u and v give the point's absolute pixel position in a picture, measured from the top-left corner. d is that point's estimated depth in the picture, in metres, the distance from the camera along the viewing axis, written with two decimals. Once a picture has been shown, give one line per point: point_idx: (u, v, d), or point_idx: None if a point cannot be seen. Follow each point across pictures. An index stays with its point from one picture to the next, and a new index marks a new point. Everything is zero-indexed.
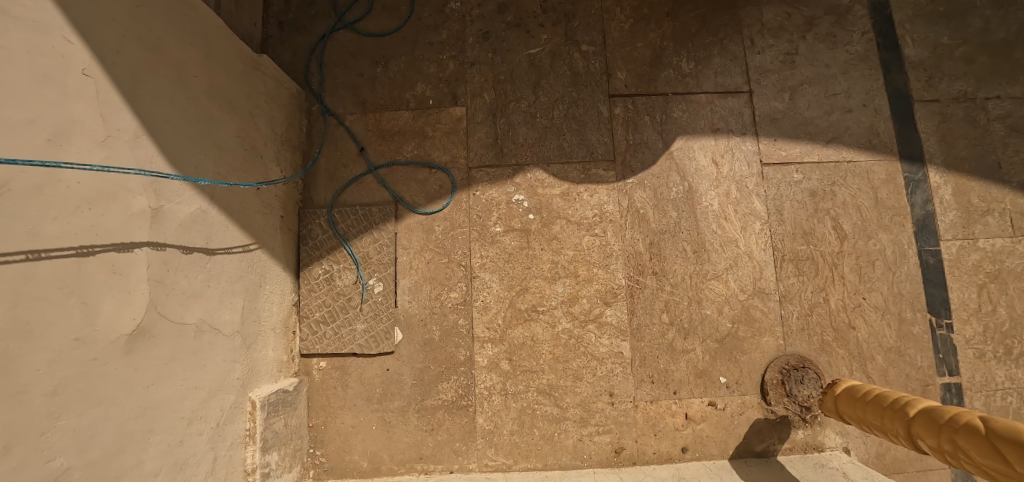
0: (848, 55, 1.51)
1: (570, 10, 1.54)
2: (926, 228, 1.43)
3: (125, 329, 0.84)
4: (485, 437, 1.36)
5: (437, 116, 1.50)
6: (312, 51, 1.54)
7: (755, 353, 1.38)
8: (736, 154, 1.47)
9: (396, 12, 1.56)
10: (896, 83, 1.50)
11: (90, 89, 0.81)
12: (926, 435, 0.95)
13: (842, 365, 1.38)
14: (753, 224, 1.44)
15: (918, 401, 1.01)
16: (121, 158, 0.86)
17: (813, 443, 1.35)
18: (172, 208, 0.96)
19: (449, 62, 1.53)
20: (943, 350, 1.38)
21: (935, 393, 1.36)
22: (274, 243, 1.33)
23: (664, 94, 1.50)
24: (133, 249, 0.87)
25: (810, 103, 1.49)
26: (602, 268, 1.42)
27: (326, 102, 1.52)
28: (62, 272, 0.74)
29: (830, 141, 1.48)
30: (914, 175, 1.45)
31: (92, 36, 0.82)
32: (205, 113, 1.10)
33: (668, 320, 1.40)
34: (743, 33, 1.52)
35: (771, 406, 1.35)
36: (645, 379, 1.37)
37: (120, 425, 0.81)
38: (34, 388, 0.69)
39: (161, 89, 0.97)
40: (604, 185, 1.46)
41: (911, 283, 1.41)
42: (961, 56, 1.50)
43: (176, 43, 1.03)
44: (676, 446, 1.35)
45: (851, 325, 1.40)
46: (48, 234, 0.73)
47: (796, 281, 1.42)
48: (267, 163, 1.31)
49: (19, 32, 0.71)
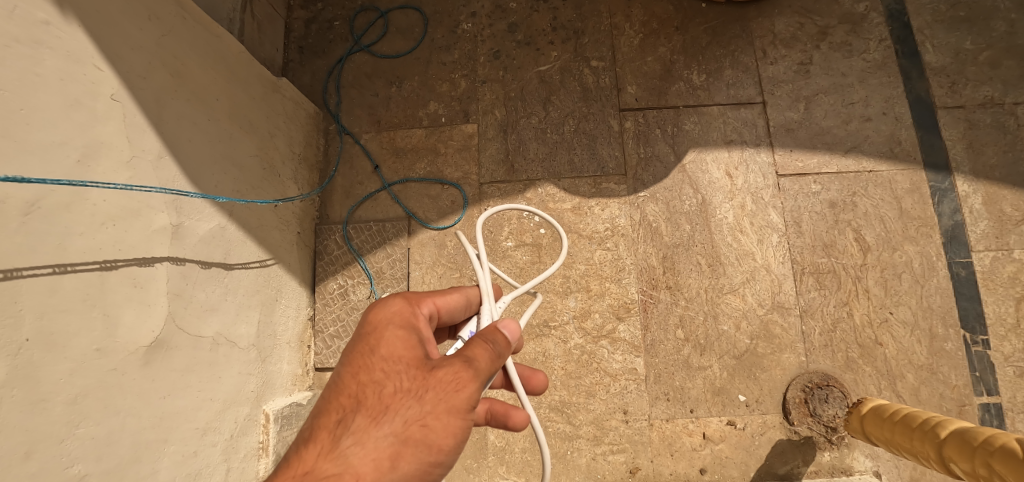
0: (865, 63, 1.48)
1: (578, 27, 1.56)
2: (955, 239, 1.37)
3: (144, 340, 0.87)
4: (497, 455, 1.33)
5: (449, 133, 1.53)
6: (330, 73, 1.60)
7: (775, 370, 1.33)
8: (750, 166, 1.45)
9: (410, 34, 1.61)
10: (917, 90, 1.46)
11: (117, 113, 0.86)
12: (960, 458, 0.89)
13: (869, 383, 1.31)
14: (770, 236, 1.41)
15: (949, 422, 0.95)
16: (144, 177, 0.90)
17: (841, 466, 1.27)
18: (192, 224, 1.01)
19: (461, 81, 1.56)
20: (979, 368, 1.30)
21: (973, 414, 1.28)
22: (290, 258, 1.37)
23: (675, 107, 1.49)
24: (154, 263, 0.91)
25: (826, 113, 1.47)
26: (615, 282, 1.40)
27: (342, 122, 1.57)
28: (86, 285, 0.78)
29: (849, 151, 1.44)
30: (941, 184, 1.40)
31: (119, 63, 0.88)
32: (226, 134, 1.15)
33: (683, 336, 1.36)
34: (754, 45, 1.51)
35: (794, 426, 1.29)
36: (661, 397, 1.33)
37: (136, 434, 0.84)
38: (56, 396, 0.71)
39: (185, 113, 1.02)
40: (616, 199, 1.45)
41: (942, 297, 1.34)
42: (986, 61, 1.45)
43: (200, 68, 1.08)
44: (693, 467, 1.30)
45: (878, 341, 1.33)
46: (74, 249, 0.76)
47: (817, 295, 1.37)
48: (284, 181, 1.36)
49: (53, 61, 0.76)
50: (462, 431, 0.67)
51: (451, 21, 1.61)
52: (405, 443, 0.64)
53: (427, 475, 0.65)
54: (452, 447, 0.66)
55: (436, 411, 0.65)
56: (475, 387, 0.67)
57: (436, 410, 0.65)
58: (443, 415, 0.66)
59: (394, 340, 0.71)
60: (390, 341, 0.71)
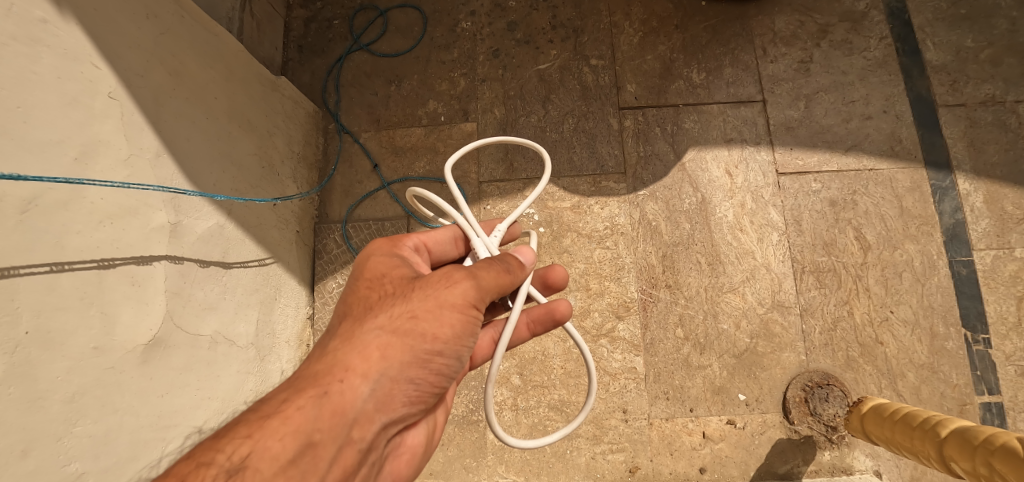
0: (865, 61, 1.48)
1: (578, 26, 1.56)
2: (956, 237, 1.36)
3: (142, 338, 0.87)
4: (496, 453, 1.32)
5: (448, 131, 1.53)
6: (329, 72, 1.60)
7: (775, 369, 1.33)
8: (750, 165, 1.44)
9: (409, 32, 1.61)
10: (917, 88, 1.45)
11: (115, 111, 0.86)
12: (960, 457, 0.88)
13: (870, 382, 1.31)
14: (770, 235, 1.40)
15: (950, 420, 0.95)
16: (142, 175, 0.90)
17: (841, 465, 1.27)
18: (190, 223, 1.01)
19: (460, 80, 1.56)
20: (980, 367, 1.29)
21: (974, 413, 1.27)
22: (289, 257, 1.36)
23: (675, 105, 1.49)
24: (152, 262, 0.91)
25: (827, 111, 1.46)
26: (614, 281, 1.40)
27: (342, 120, 1.56)
28: (83, 284, 0.78)
29: (850, 149, 1.43)
30: (941, 183, 1.39)
31: (117, 61, 0.88)
32: (224, 132, 1.15)
33: (683, 335, 1.36)
34: (754, 43, 1.51)
35: (794, 425, 1.28)
36: (660, 396, 1.33)
37: (134, 433, 0.84)
38: (54, 394, 0.71)
39: (184, 111, 1.02)
40: (615, 198, 1.45)
41: (943, 296, 1.34)
42: (988, 59, 1.44)
43: (198, 66, 1.08)
44: (693, 466, 1.29)
45: (878, 340, 1.33)
46: (71, 247, 0.76)
47: (817, 294, 1.36)
48: (283, 179, 1.36)
49: (50, 59, 0.76)
50: (455, 323, 0.73)
51: (450, 20, 1.61)
52: (393, 334, 0.71)
53: (424, 362, 0.72)
54: (448, 335, 0.72)
55: (425, 305, 0.72)
56: (466, 282, 0.73)
57: (425, 304, 0.72)
58: (432, 308, 0.72)
59: (379, 262, 0.81)
60: (373, 267, 0.80)
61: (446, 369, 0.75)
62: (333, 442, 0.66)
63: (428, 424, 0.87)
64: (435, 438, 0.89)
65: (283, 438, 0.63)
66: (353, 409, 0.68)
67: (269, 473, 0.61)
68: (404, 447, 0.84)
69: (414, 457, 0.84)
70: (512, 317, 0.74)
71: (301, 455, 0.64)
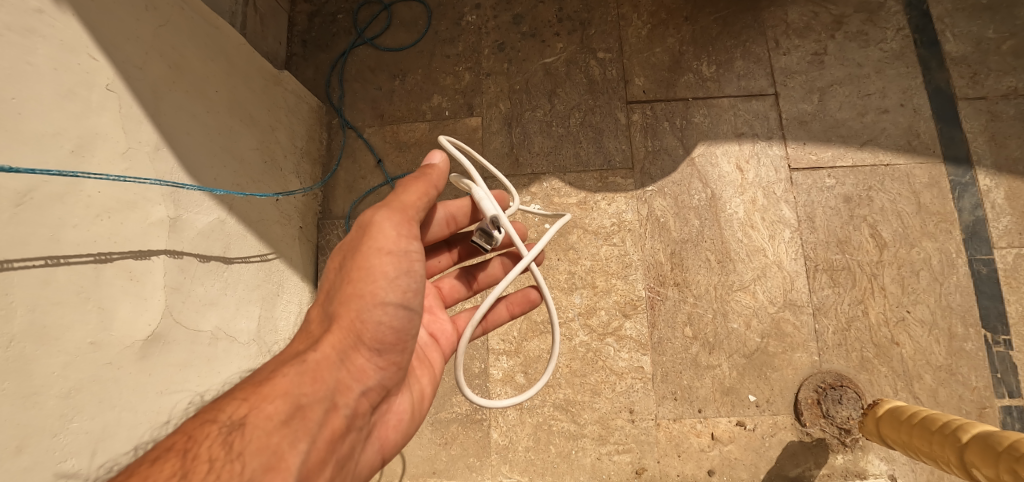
0: (881, 53, 1.44)
1: (585, 18, 1.53)
2: (976, 235, 1.32)
3: (141, 334, 0.86)
4: (500, 453, 1.30)
5: (453, 126, 1.51)
6: (333, 67, 1.58)
7: (786, 370, 1.29)
8: (761, 160, 1.41)
9: (413, 26, 1.59)
10: (936, 81, 1.40)
11: (113, 104, 0.85)
12: (983, 464, 0.85)
13: (885, 384, 1.27)
14: (782, 232, 1.37)
15: (972, 426, 0.92)
16: (140, 169, 0.89)
17: (854, 469, 1.23)
18: (190, 217, 0.99)
19: (465, 74, 1.54)
20: (1000, 369, 1.25)
21: (993, 417, 1.23)
22: (292, 253, 1.36)
23: (684, 99, 1.46)
24: (151, 257, 0.90)
25: (841, 104, 1.42)
26: (621, 279, 1.37)
27: (345, 116, 1.55)
28: (79, 278, 0.76)
29: (865, 144, 1.40)
30: (961, 179, 1.35)
31: (114, 53, 0.86)
32: (225, 126, 1.13)
33: (691, 334, 1.33)
34: (767, 35, 1.47)
35: (806, 428, 1.25)
36: (668, 396, 1.30)
37: (132, 429, 0.82)
38: (49, 390, 0.70)
39: (183, 104, 1.01)
40: (623, 194, 1.42)
41: (962, 296, 1.29)
42: (1010, 50, 1.39)
43: (199, 59, 1.07)
44: (701, 468, 1.26)
45: (894, 341, 1.29)
46: (68, 241, 0.75)
47: (831, 293, 1.33)
48: (286, 174, 1.35)
49: (47, 50, 0.75)
50: (388, 267, 0.78)
51: (455, 13, 1.58)
52: (344, 302, 0.77)
53: (375, 323, 0.78)
54: (384, 288, 0.77)
55: (357, 266, 0.78)
56: (386, 222, 0.79)
57: (357, 262, 0.78)
58: (362, 260, 0.78)
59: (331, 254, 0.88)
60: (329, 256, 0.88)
61: (399, 322, 0.80)
62: (317, 404, 0.72)
63: (411, 391, 0.91)
64: (422, 404, 0.94)
65: (273, 408, 0.69)
66: (328, 375, 0.74)
67: (265, 432, 0.67)
68: (392, 414, 0.88)
69: (402, 422, 0.89)
70: (381, 240, 0.78)
71: (291, 419, 0.69)
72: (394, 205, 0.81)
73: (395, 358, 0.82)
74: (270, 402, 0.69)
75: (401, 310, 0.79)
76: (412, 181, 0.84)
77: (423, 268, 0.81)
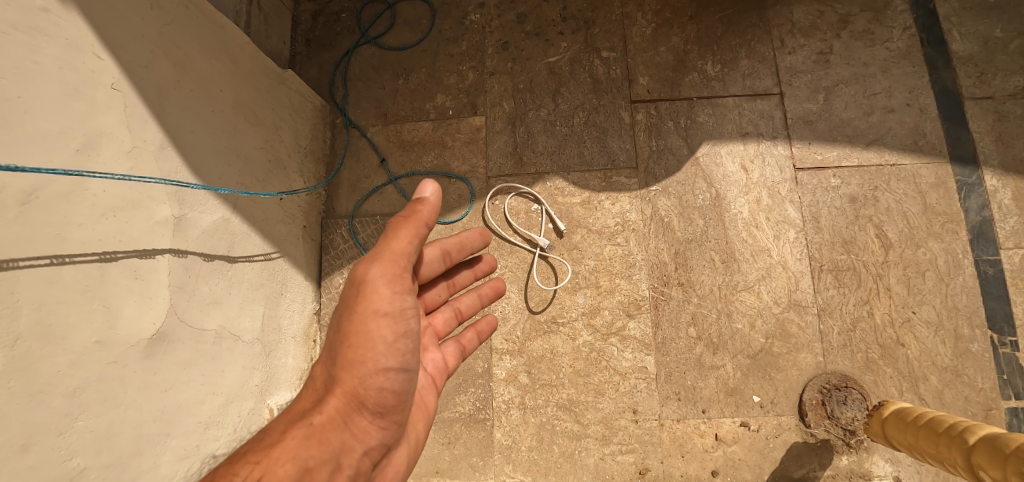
0: (887, 52, 1.43)
1: (589, 18, 1.53)
2: (982, 236, 1.31)
3: (146, 333, 0.86)
4: (504, 453, 1.30)
5: (456, 126, 1.51)
6: (337, 66, 1.58)
7: (791, 371, 1.29)
8: (767, 159, 1.40)
9: (417, 25, 1.59)
10: (943, 81, 1.39)
11: (118, 103, 0.85)
12: (990, 466, 0.84)
13: (890, 385, 1.26)
14: (787, 232, 1.36)
15: (979, 427, 0.91)
16: (145, 168, 0.88)
17: (858, 471, 1.23)
18: (195, 216, 0.99)
19: (468, 73, 1.54)
20: (1007, 370, 1.24)
21: (999, 418, 1.22)
22: (297, 252, 1.36)
23: (688, 98, 1.45)
24: (156, 256, 0.90)
25: (847, 104, 1.41)
26: (625, 278, 1.36)
27: (348, 115, 1.55)
28: (85, 277, 0.76)
29: (870, 143, 1.39)
30: (967, 179, 1.34)
31: (120, 53, 0.86)
32: (229, 125, 1.13)
33: (695, 334, 1.32)
34: (772, 34, 1.47)
35: (810, 429, 1.24)
36: (671, 397, 1.30)
37: (138, 428, 0.83)
38: (55, 389, 0.70)
39: (188, 104, 1.01)
40: (627, 193, 1.41)
41: (968, 297, 1.29)
42: (1017, 49, 1.38)
43: (203, 59, 1.07)
44: (705, 469, 1.26)
45: (899, 342, 1.28)
46: (73, 240, 0.75)
47: (836, 294, 1.32)
48: (290, 173, 1.35)
49: (52, 48, 0.75)
50: (387, 331, 0.79)
51: (459, 12, 1.58)
52: (347, 366, 0.79)
53: (376, 387, 0.80)
54: (384, 353, 0.79)
55: (356, 332, 0.79)
56: (381, 281, 0.78)
57: (356, 326, 0.79)
58: (361, 324, 0.79)
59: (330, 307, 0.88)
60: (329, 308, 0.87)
61: (400, 385, 0.82)
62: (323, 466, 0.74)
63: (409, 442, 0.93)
64: (418, 451, 0.96)
65: (284, 471, 0.71)
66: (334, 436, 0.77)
67: None
68: (392, 466, 0.89)
69: (400, 474, 0.91)
70: (377, 300, 0.78)
71: None
72: (385, 257, 0.79)
73: (395, 417, 0.85)
74: (281, 464, 0.71)
75: (401, 374, 0.81)
76: (400, 223, 0.81)
77: (418, 326, 0.83)
